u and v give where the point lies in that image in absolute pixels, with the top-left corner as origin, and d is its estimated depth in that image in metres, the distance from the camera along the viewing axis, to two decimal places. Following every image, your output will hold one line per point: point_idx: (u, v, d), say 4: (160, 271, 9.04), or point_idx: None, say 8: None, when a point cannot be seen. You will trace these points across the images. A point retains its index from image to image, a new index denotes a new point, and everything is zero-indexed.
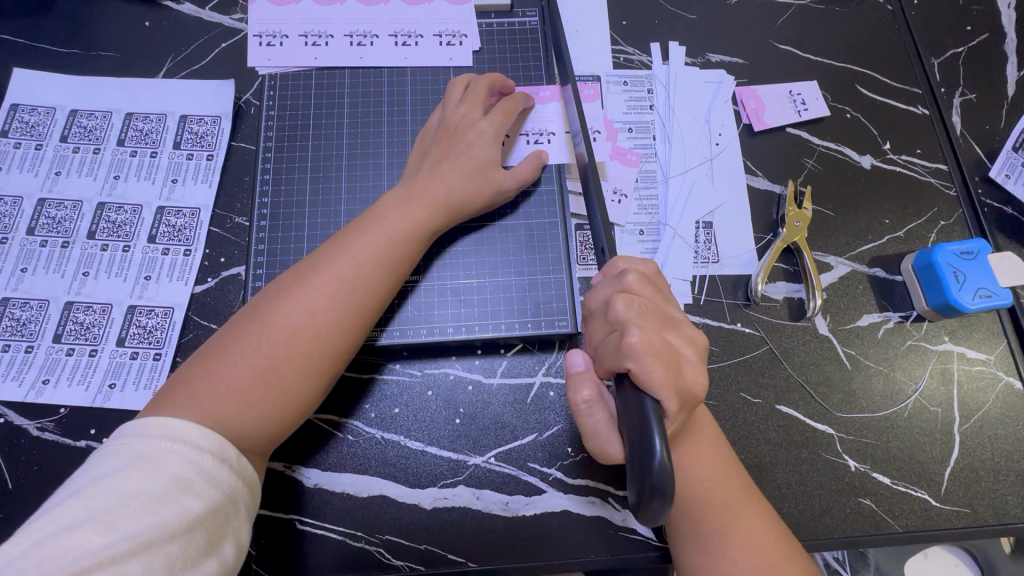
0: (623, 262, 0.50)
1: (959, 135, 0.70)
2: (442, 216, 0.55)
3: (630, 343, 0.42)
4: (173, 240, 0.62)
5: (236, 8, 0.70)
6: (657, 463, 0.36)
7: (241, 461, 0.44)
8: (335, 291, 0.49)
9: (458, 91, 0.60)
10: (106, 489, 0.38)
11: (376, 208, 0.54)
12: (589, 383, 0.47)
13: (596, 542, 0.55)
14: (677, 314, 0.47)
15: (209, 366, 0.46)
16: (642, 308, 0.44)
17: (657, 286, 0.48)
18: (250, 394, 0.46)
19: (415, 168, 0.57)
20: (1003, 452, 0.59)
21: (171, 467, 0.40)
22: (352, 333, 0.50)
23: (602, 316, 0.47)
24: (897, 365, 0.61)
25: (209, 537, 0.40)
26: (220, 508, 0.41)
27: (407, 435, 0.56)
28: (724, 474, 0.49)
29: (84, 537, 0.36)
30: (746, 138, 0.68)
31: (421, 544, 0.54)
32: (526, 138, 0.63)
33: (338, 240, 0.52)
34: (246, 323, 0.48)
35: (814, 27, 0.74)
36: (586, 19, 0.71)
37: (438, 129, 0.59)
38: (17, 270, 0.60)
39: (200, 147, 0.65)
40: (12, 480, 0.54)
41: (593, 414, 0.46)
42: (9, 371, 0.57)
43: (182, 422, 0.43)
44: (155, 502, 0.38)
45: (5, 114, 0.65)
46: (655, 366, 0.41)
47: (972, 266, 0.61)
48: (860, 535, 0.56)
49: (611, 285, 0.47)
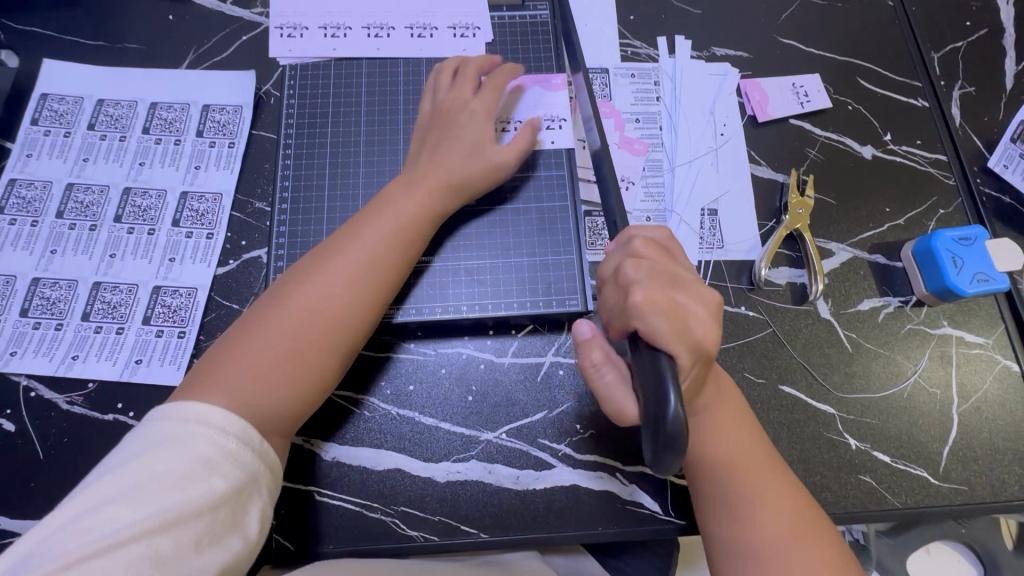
0: (634, 229, 0.50)
1: (958, 126, 0.72)
2: (447, 197, 0.57)
3: (633, 302, 0.43)
4: (196, 224, 0.64)
5: (257, 2, 0.73)
6: (673, 416, 0.37)
7: (263, 443, 0.46)
8: (351, 274, 0.52)
9: (446, 78, 0.62)
10: (137, 469, 0.40)
11: (383, 196, 0.57)
12: (598, 348, 0.48)
13: (605, 515, 0.56)
14: (688, 275, 0.47)
15: (232, 353, 0.49)
16: (651, 271, 0.46)
17: (667, 250, 0.49)
18: (275, 375, 0.48)
19: (416, 156, 0.60)
20: (1000, 433, 0.60)
21: (197, 448, 0.42)
22: (369, 313, 0.52)
23: (613, 282, 0.47)
24: (896, 348, 0.63)
25: (232, 515, 0.42)
26: (243, 487, 0.43)
27: (422, 411, 0.59)
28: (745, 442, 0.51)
29: (118, 512, 0.38)
30: (751, 128, 0.70)
31: (436, 516, 0.56)
32: (523, 121, 0.65)
33: (349, 226, 0.55)
34: (264, 311, 0.50)
35: (817, 21, 0.76)
36: (595, 13, 0.73)
37: (432, 116, 0.61)
38: (47, 252, 0.63)
39: (223, 135, 0.68)
40: (43, 450, 0.57)
41: (603, 374, 0.47)
42: (40, 348, 0.59)
43: (210, 405, 0.45)
44: (183, 481, 0.40)
45: (36, 103, 0.68)
46: (659, 324, 0.42)
47: (971, 251, 0.62)
48: (860, 511, 0.57)
49: (619, 252, 0.48)
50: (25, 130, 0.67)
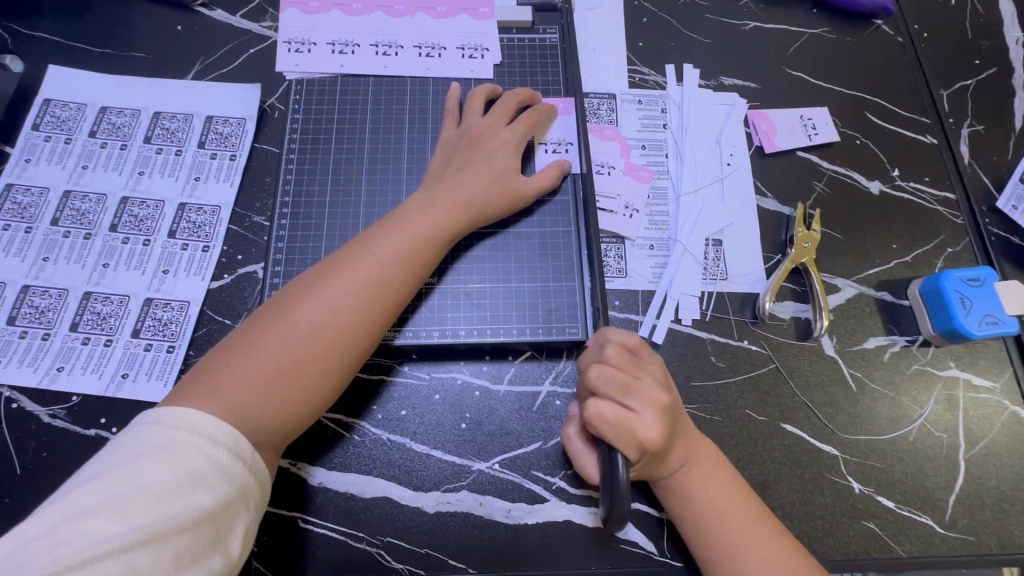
0: (610, 331, 0.52)
1: (966, 164, 0.72)
2: (463, 220, 0.57)
3: (589, 412, 0.46)
4: (192, 236, 0.63)
5: (266, 16, 0.73)
6: (615, 494, 0.41)
7: (255, 457, 0.45)
8: (357, 289, 0.51)
9: (477, 105, 0.63)
10: (121, 479, 0.39)
11: (401, 211, 0.56)
12: (575, 423, 0.54)
13: (598, 553, 0.54)
14: (648, 378, 0.49)
15: (231, 360, 0.47)
16: (611, 377, 0.48)
17: (636, 354, 0.51)
18: (270, 388, 0.47)
19: (437, 174, 0.59)
20: (1008, 481, 0.58)
21: (186, 459, 0.41)
22: (373, 331, 0.51)
23: (582, 379, 0.51)
24: (902, 389, 0.61)
25: (216, 531, 0.41)
26: (230, 503, 0.42)
27: (414, 437, 0.57)
28: (728, 493, 0.50)
29: (96, 524, 0.37)
30: (757, 159, 0.69)
31: (423, 548, 0.54)
32: (546, 147, 0.65)
33: (361, 241, 0.54)
34: (268, 319, 0.49)
35: (826, 54, 0.75)
36: (604, 38, 0.73)
37: (461, 139, 0.61)
38: (39, 259, 0.62)
39: (224, 148, 0.67)
40: (21, 465, 0.55)
41: (574, 445, 0.53)
42: (25, 358, 0.58)
43: (202, 414, 0.44)
44: (168, 493, 0.39)
45: (38, 109, 0.67)
46: (609, 431, 0.45)
47: (979, 293, 0.61)
48: (864, 558, 0.55)
49: (592, 351, 0.51)
50: (25, 135, 0.66)
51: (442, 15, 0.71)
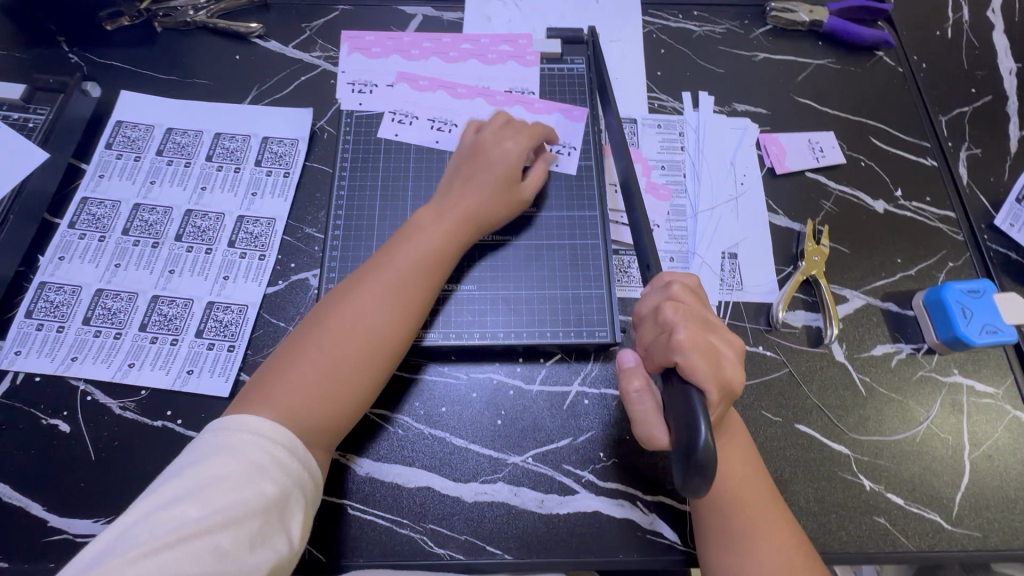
0: (669, 274, 0.55)
1: (965, 184, 0.77)
2: (471, 229, 0.62)
3: (678, 339, 0.47)
4: (250, 245, 0.69)
5: (317, 47, 0.80)
6: (702, 445, 0.40)
7: (307, 454, 0.49)
8: (383, 292, 0.56)
9: (495, 120, 0.68)
10: (197, 473, 0.44)
11: (413, 223, 0.61)
12: (638, 376, 0.52)
13: (626, 543, 0.58)
14: (718, 320, 0.51)
15: (278, 372, 0.52)
16: (688, 314, 0.50)
17: (700, 295, 0.53)
18: (317, 390, 0.52)
19: (447, 187, 0.64)
20: (1011, 480, 0.62)
21: (250, 454, 0.46)
22: (401, 329, 0.56)
23: (651, 319, 0.51)
24: (909, 394, 0.65)
25: (281, 516, 0.45)
26: (291, 491, 0.46)
27: (453, 432, 0.61)
28: (754, 463, 0.55)
29: (181, 509, 0.42)
30: (769, 179, 0.75)
31: (462, 535, 0.58)
32: (559, 150, 0.72)
33: (382, 254, 0.59)
34: (307, 332, 0.54)
35: (831, 83, 0.81)
36: (625, 67, 0.80)
37: (471, 149, 0.66)
38: (112, 265, 0.68)
39: (279, 165, 0.73)
40: (95, 452, 0.60)
41: (643, 402, 0.51)
42: (99, 355, 0.63)
43: (256, 418, 0.48)
44: (239, 483, 0.44)
45: (111, 130, 0.74)
46: (699, 360, 0.46)
47: (979, 304, 0.66)
48: (875, 551, 0.59)
49: (658, 294, 0.52)
50: (99, 153, 0.73)
51: (492, 62, 0.78)
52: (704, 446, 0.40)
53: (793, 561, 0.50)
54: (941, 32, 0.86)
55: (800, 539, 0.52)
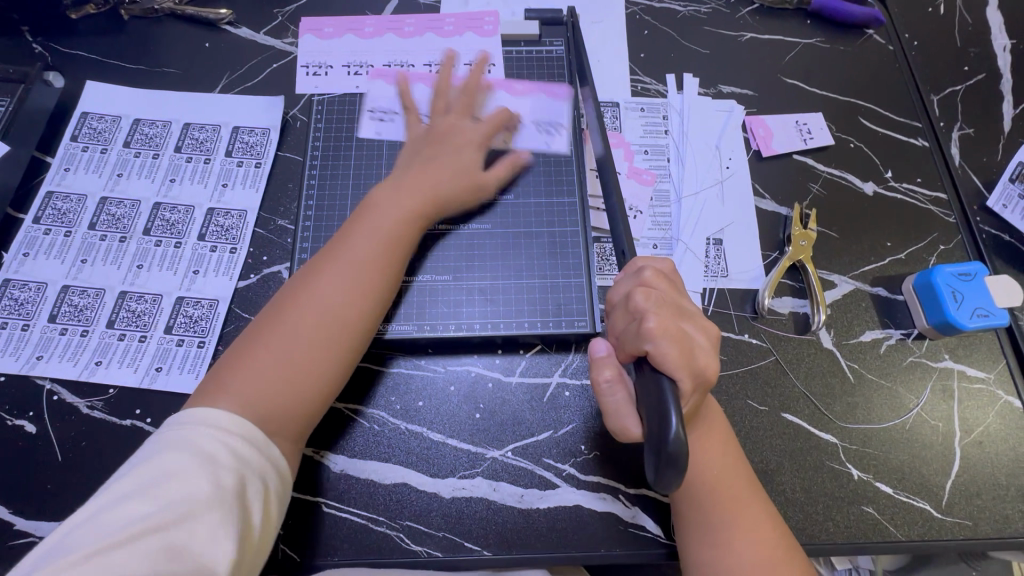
0: (642, 260, 0.53)
1: (958, 165, 0.75)
2: (433, 206, 0.60)
3: (648, 327, 0.45)
4: (220, 238, 0.67)
5: (288, 33, 0.78)
6: (673, 437, 0.39)
7: (270, 444, 0.48)
8: (345, 278, 0.54)
9: (441, 104, 0.68)
10: (151, 468, 0.43)
11: (372, 202, 0.59)
12: (610, 366, 0.50)
13: (608, 537, 0.57)
14: (692, 307, 0.49)
15: (237, 364, 0.50)
16: (660, 300, 0.48)
17: (674, 281, 0.51)
18: (281, 380, 0.50)
19: (403, 167, 0.63)
20: (1003, 467, 0.61)
21: (206, 447, 0.44)
22: (366, 314, 0.54)
23: (622, 307, 0.50)
24: (899, 380, 0.64)
25: (239, 508, 0.43)
26: (250, 483, 0.45)
27: (430, 427, 0.60)
28: (735, 453, 0.54)
29: (133, 506, 0.41)
30: (755, 163, 0.73)
31: (440, 532, 0.57)
32: (539, 128, 0.69)
33: (341, 236, 0.57)
34: (266, 322, 0.52)
35: (819, 62, 0.79)
36: (606, 49, 0.78)
37: (426, 135, 0.65)
38: (78, 261, 0.66)
39: (250, 156, 0.71)
40: (62, 454, 0.58)
41: (615, 393, 0.49)
42: (65, 353, 0.62)
43: (217, 413, 0.46)
44: (192, 476, 0.42)
45: (76, 121, 0.72)
46: (670, 349, 0.44)
47: (970, 287, 0.64)
48: (863, 541, 0.57)
49: (630, 280, 0.51)
50: (64, 146, 0.71)
51: (448, 33, 0.75)
52: (675, 438, 0.39)
53: (776, 553, 0.49)
54: (934, 8, 0.84)
55: (783, 530, 0.51)
